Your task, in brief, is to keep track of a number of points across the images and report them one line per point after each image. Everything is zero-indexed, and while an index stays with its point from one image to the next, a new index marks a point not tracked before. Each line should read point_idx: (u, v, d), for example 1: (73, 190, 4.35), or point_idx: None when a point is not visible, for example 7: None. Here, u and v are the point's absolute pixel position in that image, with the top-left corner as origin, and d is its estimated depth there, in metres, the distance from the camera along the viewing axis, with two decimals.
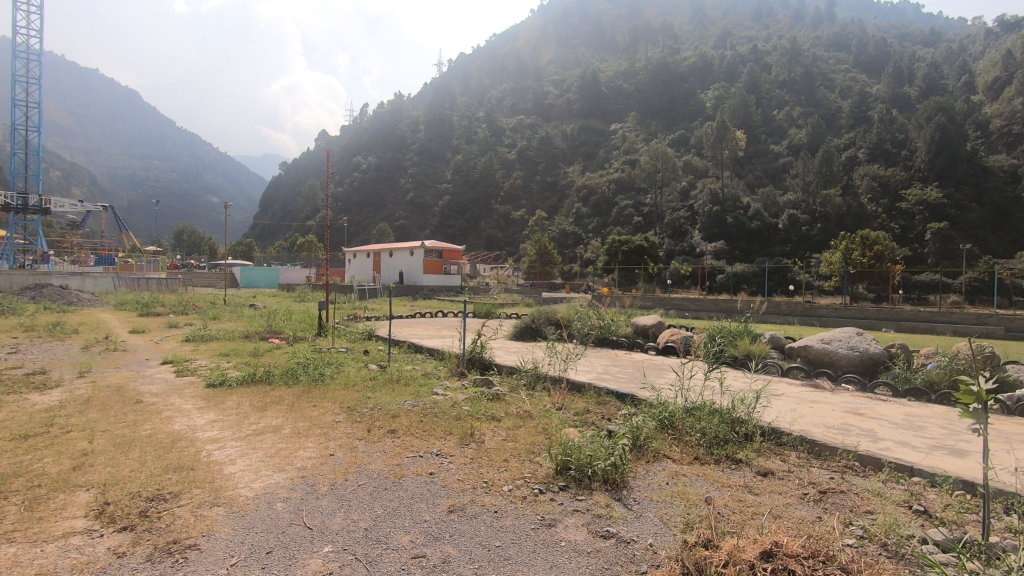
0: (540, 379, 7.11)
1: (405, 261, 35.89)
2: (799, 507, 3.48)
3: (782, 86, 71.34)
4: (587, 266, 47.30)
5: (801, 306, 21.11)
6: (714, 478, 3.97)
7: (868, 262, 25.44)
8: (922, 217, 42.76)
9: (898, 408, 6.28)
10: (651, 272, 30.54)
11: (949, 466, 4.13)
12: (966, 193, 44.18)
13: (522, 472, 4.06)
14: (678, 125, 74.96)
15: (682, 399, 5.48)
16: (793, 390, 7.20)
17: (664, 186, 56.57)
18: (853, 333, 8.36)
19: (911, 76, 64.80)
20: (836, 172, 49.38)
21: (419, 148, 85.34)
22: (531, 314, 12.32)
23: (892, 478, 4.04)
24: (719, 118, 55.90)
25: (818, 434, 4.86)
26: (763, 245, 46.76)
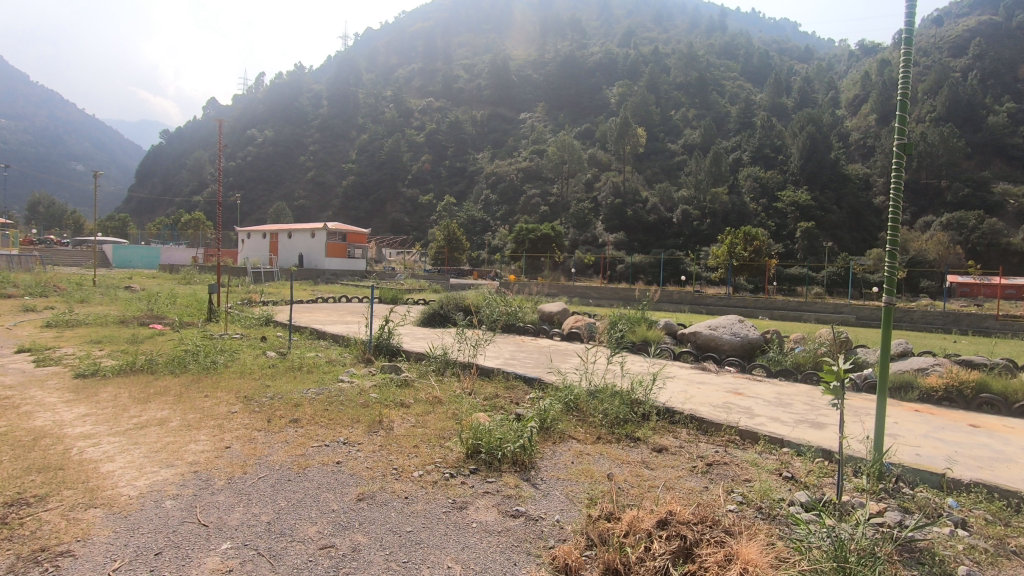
0: (449, 365, 7.11)
1: (305, 243, 34.17)
2: (688, 479, 3.81)
3: (679, 88, 75.80)
4: (494, 254, 47.66)
5: (691, 295, 22.80)
6: (614, 456, 4.22)
7: (749, 256, 28.01)
8: (794, 216, 47.61)
9: (771, 387, 7.05)
10: (557, 260, 31.55)
11: (811, 437, 4.71)
12: (829, 197, 49.82)
13: (433, 458, 4.06)
14: (584, 118, 77.41)
15: (585, 383, 5.76)
16: (684, 373, 7.83)
17: (570, 177, 58.27)
18: (735, 320, 9.17)
19: (788, 87, 71.50)
20: (723, 172, 53.51)
21: (321, 125, 81.17)
22: (439, 301, 12.27)
23: (766, 450, 4.51)
24: (622, 115, 58.44)
25: (705, 412, 5.33)
26: (659, 237, 49.71)
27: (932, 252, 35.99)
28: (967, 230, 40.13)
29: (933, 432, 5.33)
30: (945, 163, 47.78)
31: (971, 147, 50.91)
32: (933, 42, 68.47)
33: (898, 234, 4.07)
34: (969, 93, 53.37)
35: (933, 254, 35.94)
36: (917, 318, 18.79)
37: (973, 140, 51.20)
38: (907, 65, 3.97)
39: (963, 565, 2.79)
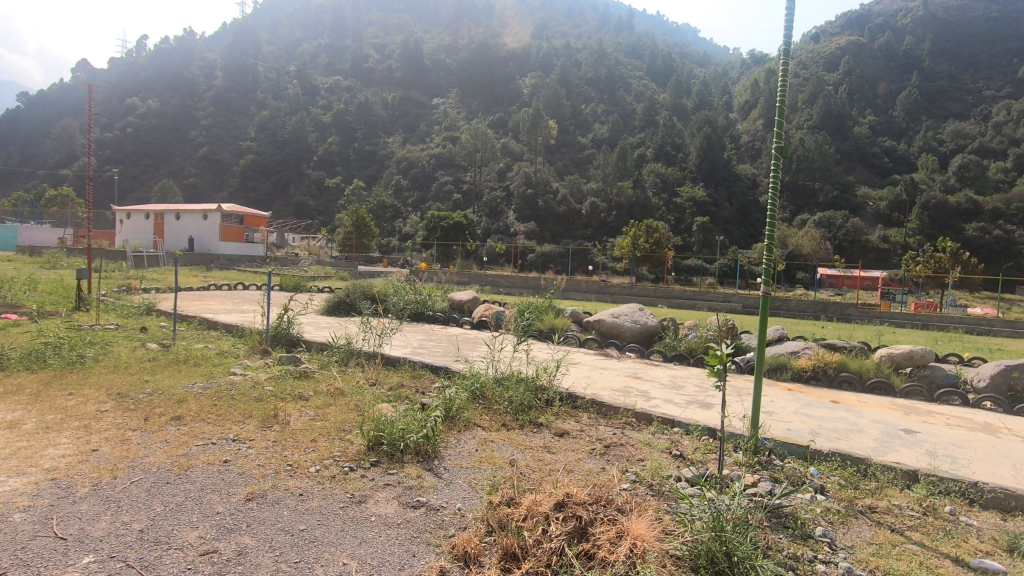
0: (354, 355, 6.85)
1: (196, 226, 31.50)
2: (588, 461, 3.96)
3: (589, 82, 78.01)
4: (405, 241, 46.59)
5: (597, 285, 23.72)
6: (518, 442, 4.30)
7: (650, 247, 29.62)
8: (691, 212, 50.88)
9: (667, 371, 7.52)
10: (469, 248, 31.52)
11: (699, 417, 5.06)
12: (722, 194, 53.73)
13: (333, 452, 3.90)
14: (497, 107, 77.60)
15: (492, 370, 5.80)
16: (588, 358, 8.14)
17: (483, 166, 58.26)
18: (636, 308, 9.65)
19: (688, 89, 75.75)
20: (628, 167, 55.94)
21: (215, 98, 74.81)
22: (344, 289, 11.82)
23: (659, 430, 4.80)
24: (535, 106, 59.22)
25: (605, 396, 5.56)
26: (568, 228, 51.05)
27: (807, 247, 39.95)
28: (835, 227, 44.93)
29: (801, 408, 5.95)
30: (819, 167, 53.11)
31: (840, 154, 56.93)
32: (811, 56, 75.49)
33: (775, 230, 4.45)
34: (839, 105, 59.55)
35: (808, 249, 39.94)
36: (792, 307, 20.83)
37: (842, 148, 57.26)
38: (784, 75, 4.35)
39: (818, 525, 3.14)
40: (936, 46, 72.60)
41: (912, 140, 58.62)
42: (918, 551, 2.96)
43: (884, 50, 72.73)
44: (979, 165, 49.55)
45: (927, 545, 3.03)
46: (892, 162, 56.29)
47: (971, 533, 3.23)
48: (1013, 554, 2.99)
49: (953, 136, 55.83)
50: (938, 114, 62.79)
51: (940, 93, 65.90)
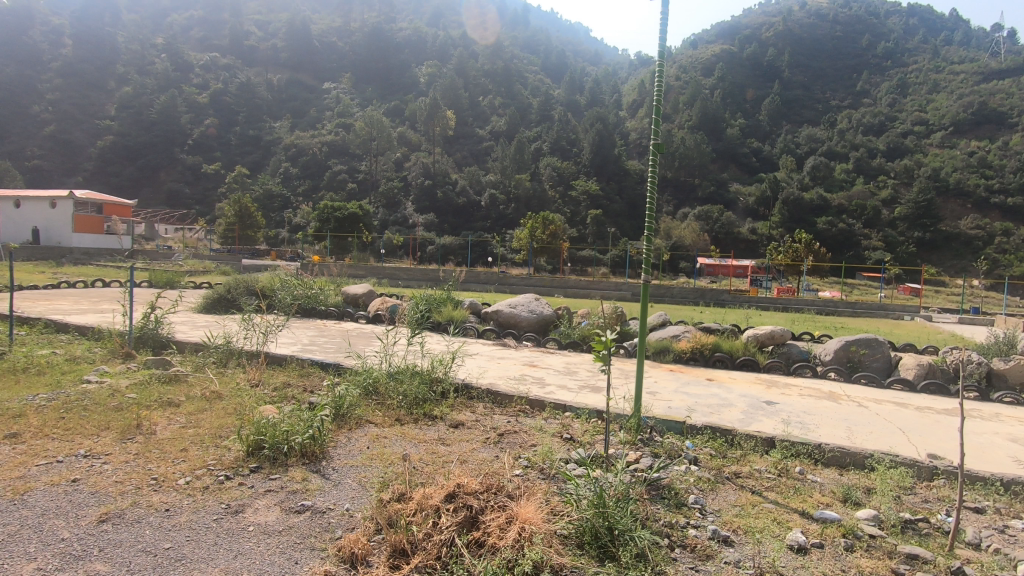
0: (234, 355, 6.34)
1: (41, 215, 27.51)
2: (482, 450, 3.99)
3: (486, 74, 78.22)
4: (295, 233, 43.94)
5: (496, 276, 23.97)
6: (411, 436, 4.23)
7: (547, 239, 30.42)
8: (585, 205, 52.86)
9: (561, 358, 7.78)
10: (365, 240, 30.44)
11: (588, 401, 5.28)
12: (613, 188, 56.44)
13: (206, 460, 3.60)
14: (393, 94, 75.41)
15: (385, 363, 5.65)
16: (485, 349, 8.20)
17: (378, 155, 56.46)
18: (532, 298, 9.85)
19: (581, 87, 78.38)
20: (525, 160, 56.99)
21: (63, 69, 65.40)
22: (224, 284, 10.93)
23: (551, 415, 4.96)
24: (432, 95, 58.41)
25: (500, 386, 5.64)
26: (467, 220, 51.02)
27: (688, 239, 43.21)
28: (712, 220, 48.95)
29: (680, 387, 6.44)
30: (697, 165, 57.47)
31: (715, 153, 61.99)
32: (690, 61, 81.34)
33: (653, 222, 4.75)
34: (713, 108, 64.75)
35: (688, 241, 43.21)
36: (675, 294, 22.45)
37: (717, 148, 62.40)
38: (660, 76, 4.69)
39: (692, 493, 3.41)
40: (793, 59, 81.17)
41: (774, 142, 65.18)
42: (774, 508, 3.32)
43: (751, 59, 80.08)
44: (827, 166, 56.31)
45: (781, 503, 3.40)
46: (759, 161, 62.26)
47: (815, 487, 3.69)
48: (845, 503, 3.47)
49: (807, 139, 62.87)
50: (795, 120, 70.37)
51: (797, 101, 73.87)
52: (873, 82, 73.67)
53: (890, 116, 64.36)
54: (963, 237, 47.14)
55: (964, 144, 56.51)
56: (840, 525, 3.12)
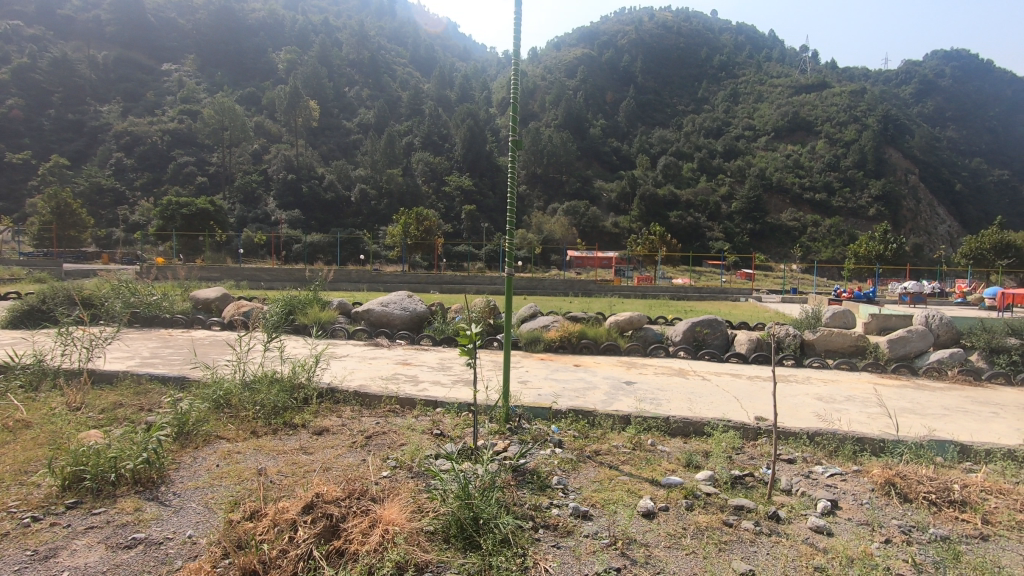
0: (48, 376, 5.41)
1: None
2: (347, 456, 3.83)
3: (351, 64, 74.94)
4: (133, 232, 38.67)
5: (368, 274, 23.15)
6: (268, 448, 3.94)
7: (421, 235, 30.01)
8: (459, 200, 52.98)
9: (436, 354, 7.75)
10: (220, 239, 27.74)
11: (460, 396, 5.33)
12: (485, 184, 57.17)
13: (6, 502, 3.04)
14: (247, 80, 69.35)
15: (239, 372, 5.17)
16: (356, 350, 7.87)
17: (232, 146, 51.62)
18: (404, 295, 9.64)
19: (450, 82, 78.12)
20: (395, 155, 55.68)
21: None
22: (38, 294, 9.28)
23: (422, 412, 4.92)
24: (292, 83, 54.78)
25: (368, 387, 5.46)
26: (337, 216, 48.63)
27: (558, 234, 45.16)
28: (580, 215, 51.71)
29: (550, 374, 6.74)
30: (564, 162, 60.22)
31: (580, 151, 65.36)
32: (554, 63, 84.92)
33: (514, 217, 4.90)
34: (577, 108, 68.15)
35: (559, 235, 45.22)
36: (547, 286, 23.43)
37: (582, 146, 65.83)
38: (516, 79, 4.87)
39: (554, 475, 3.59)
40: (645, 65, 88.00)
41: (631, 142, 70.31)
42: (629, 480, 3.61)
43: (609, 64, 85.50)
44: (677, 165, 62.10)
45: (634, 473, 3.71)
46: (618, 159, 66.77)
47: (663, 456, 4.07)
48: (688, 467, 3.87)
49: (659, 141, 68.79)
50: (648, 122, 76.47)
51: (649, 105, 80.41)
52: (711, 91, 82.57)
53: (725, 122, 72.55)
54: (784, 228, 54.73)
55: (783, 148, 65.46)
56: (682, 488, 3.46)
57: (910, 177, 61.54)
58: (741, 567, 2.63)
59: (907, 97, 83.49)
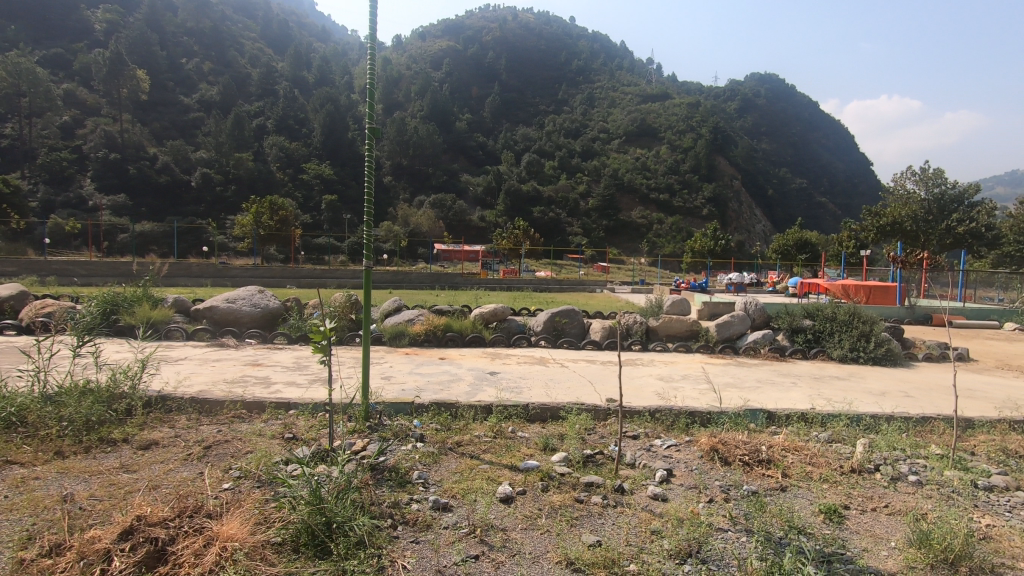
0: None
1: None
2: (180, 470, 3.42)
3: (189, 32, 66.73)
4: None
5: (212, 268, 20.87)
6: (78, 470, 3.38)
7: (275, 226, 27.78)
8: (319, 189, 49.97)
9: (290, 353, 7.25)
10: (17, 227, 23.16)
11: (315, 396, 5.03)
12: (347, 173, 54.67)
13: None
14: (52, 38, 58.50)
15: (37, 384, 4.35)
16: (196, 352, 7.07)
17: (32, 116, 43.29)
18: (254, 290, 8.84)
19: (307, 63, 73.06)
20: (244, 138, 51.01)
21: None
22: None
23: (272, 416, 4.56)
24: (112, 48, 47.38)
25: (208, 392, 4.93)
26: (174, 203, 43.21)
27: (425, 227, 44.65)
28: (446, 208, 51.65)
29: (415, 368, 6.65)
30: (430, 154, 59.57)
31: (446, 144, 65.09)
32: (419, 52, 83.40)
33: (372, 206, 4.69)
34: (443, 101, 67.68)
35: (425, 228, 44.70)
36: (413, 280, 23.07)
37: (448, 139, 65.63)
38: (372, 64, 4.70)
39: (415, 470, 3.54)
40: (509, 63, 89.96)
41: (496, 138, 71.60)
42: (489, 467, 3.68)
43: (474, 59, 86.08)
44: (539, 163, 64.66)
45: (494, 462, 3.79)
46: (484, 154, 67.64)
47: (522, 442, 4.22)
48: (545, 451, 4.05)
49: (522, 138, 71.00)
50: (512, 119, 78.44)
51: (513, 103, 82.53)
52: (570, 94, 87.01)
53: (583, 124, 77.01)
54: (634, 225, 59.67)
55: (633, 151, 71.17)
56: (538, 471, 3.61)
57: (735, 182, 70.43)
58: (590, 539, 2.81)
59: (732, 112, 95.21)
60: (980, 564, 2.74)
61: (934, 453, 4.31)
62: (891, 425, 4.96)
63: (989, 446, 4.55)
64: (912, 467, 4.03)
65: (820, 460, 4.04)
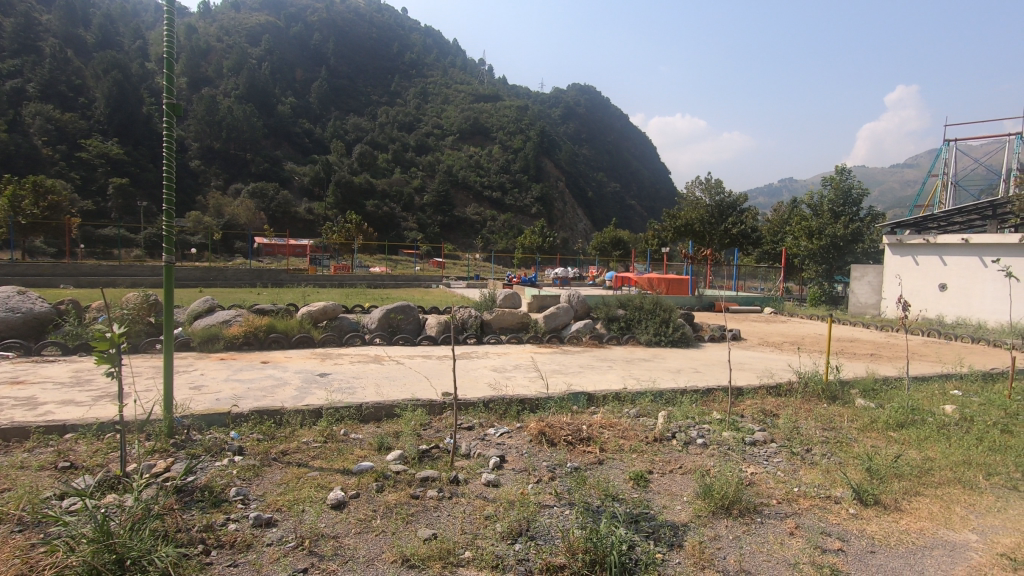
0: None
1: None
2: None
3: None
4: None
5: None
6: None
7: (42, 213, 22.77)
8: (104, 171, 42.20)
9: (68, 367, 6.04)
10: None
11: (102, 415, 4.26)
12: (142, 154, 47.10)
13: None
14: None
15: None
16: None
17: None
18: (11, 290, 7.16)
19: (83, 19, 61.00)
20: None
21: None
22: None
23: (40, 444, 3.75)
24: None
25: None
26: None
27: (243, 218, 40.36)
28: (268, 198, 47.31)
29: (231, 375, 5.99)
30: (248, 138, 54.05)
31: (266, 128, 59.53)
32: (232, 23, 74.62)
33: (174, 192, 4.10)
34: (261, 81, 61.71)
35: (244, 219, 40.45)
36: (228, 277, 20.76)
37: (269, 123, 60.09)
38: (170, 30, 4.10)
39: (232, 487, 3.20)
40: (338, 47, 85.06)
41: (324, 126, 67.48)
42: (318, 474, 3.49)
43: (298, 39, 79.79)
44: (372, 155, 62.52)
45: (325, 468, 3.60)
46: (311, 142, 63.33)
47: (355, 445, 4.06)
48: (379, 451, 3.96)
49: (353, 128, 67.89)
50: (342, 107, 74.57)
51: (343, 90, 78.35)
52: (403, 87, 85.37)
53: (416, 118, 76.16)
54: (468, 222, 60.96)
55: (466, 149, 72.49)
56: (372, 472, 3.52)
57: (559, 183, 75.79)
58: (425, 534, 2.82)
59: (557, 118, 102.13)
60: (747, 505, 3.34)
61: (717, 418, 5.14)
62: (684, 397, 5.79)
63: (753, 407, 5.58)
64: (698, 431, 4.76)
65: (630, 433, 4.56)
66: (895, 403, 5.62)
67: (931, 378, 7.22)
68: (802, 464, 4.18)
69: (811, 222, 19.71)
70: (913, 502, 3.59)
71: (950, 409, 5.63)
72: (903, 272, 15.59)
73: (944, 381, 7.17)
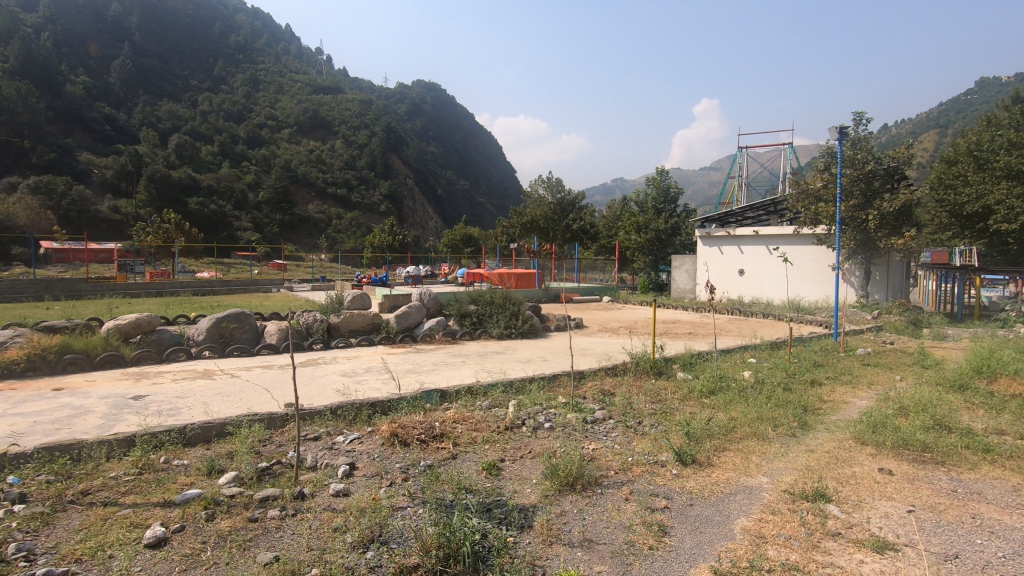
0: None
1: None
2: None
3: None
4: None
5: None
6: None
7: None
8: None
9: None
10: None
11: None
12: None
13: None
14: None
15: None
16: None
17: None
18: None
19: None
20: None
21: None
22: None
23: None
24: None
25: None
26: None
27: (21, 218, 33.37)
28: (56, 194, 39.70)
29: (10, 409, 4.92)
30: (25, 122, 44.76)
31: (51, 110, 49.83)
32: None
33: None
34: (40, 53, 51.36)
35: (24, 220, 33.54)
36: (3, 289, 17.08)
37: (54, 104, 50.28)
38: None
39: (10, 544, 2.65)
40: (144, 20, 73.93)
41: (130, 111, 58.31)
42: (130, 512, 3.03)
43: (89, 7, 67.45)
44: (192, 146, 55.73)
45: (139, 503, 3.13)
46: (113, 131, 54.41)
47: (178, 472, 3.60)
48: (208, 475, 3.55)
49: (167, 115, 59.81)
50: (152, 91, 65.13)
51: (153, 70, 68.54)
52: (228, 71, 77.13)
53: (246, 107, 69.32)
54: (311, 220, 57.33)
55: (305, 142, 67.97)
56: (200, 500, 3.15)
57: (408, 181, 74.71)
58: (265, 558, 2.60)
59: (403, 113, 100.34)
60: (588, 480, 3.61)
61: (561, 402, 5.48)
62: (533, 385, 6.07)
63: (594, 388, 6.05)
64: (546, 416, 5.02)
65: (482, 425, 4.67)
66: (707, 373, 6.53)
67: (733, 349, 8.50)
68: (635, 435, 4.64)
69: (639, 218, 21.90)
70: (721, 456, 4.18)
71: (747, 374, 6.68)
72: (710, 260, 18.07)
73: (743, 351, 8.46)
